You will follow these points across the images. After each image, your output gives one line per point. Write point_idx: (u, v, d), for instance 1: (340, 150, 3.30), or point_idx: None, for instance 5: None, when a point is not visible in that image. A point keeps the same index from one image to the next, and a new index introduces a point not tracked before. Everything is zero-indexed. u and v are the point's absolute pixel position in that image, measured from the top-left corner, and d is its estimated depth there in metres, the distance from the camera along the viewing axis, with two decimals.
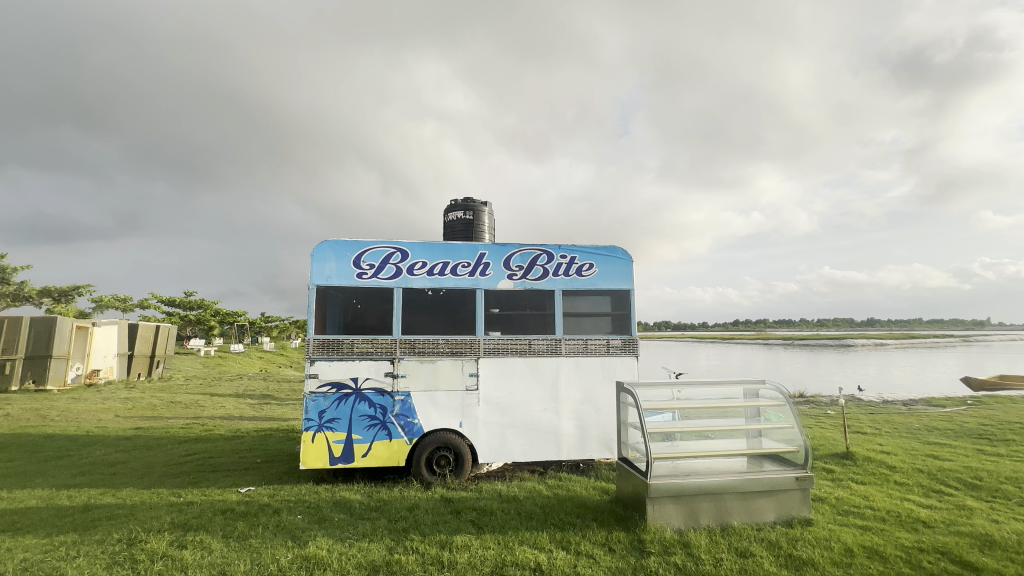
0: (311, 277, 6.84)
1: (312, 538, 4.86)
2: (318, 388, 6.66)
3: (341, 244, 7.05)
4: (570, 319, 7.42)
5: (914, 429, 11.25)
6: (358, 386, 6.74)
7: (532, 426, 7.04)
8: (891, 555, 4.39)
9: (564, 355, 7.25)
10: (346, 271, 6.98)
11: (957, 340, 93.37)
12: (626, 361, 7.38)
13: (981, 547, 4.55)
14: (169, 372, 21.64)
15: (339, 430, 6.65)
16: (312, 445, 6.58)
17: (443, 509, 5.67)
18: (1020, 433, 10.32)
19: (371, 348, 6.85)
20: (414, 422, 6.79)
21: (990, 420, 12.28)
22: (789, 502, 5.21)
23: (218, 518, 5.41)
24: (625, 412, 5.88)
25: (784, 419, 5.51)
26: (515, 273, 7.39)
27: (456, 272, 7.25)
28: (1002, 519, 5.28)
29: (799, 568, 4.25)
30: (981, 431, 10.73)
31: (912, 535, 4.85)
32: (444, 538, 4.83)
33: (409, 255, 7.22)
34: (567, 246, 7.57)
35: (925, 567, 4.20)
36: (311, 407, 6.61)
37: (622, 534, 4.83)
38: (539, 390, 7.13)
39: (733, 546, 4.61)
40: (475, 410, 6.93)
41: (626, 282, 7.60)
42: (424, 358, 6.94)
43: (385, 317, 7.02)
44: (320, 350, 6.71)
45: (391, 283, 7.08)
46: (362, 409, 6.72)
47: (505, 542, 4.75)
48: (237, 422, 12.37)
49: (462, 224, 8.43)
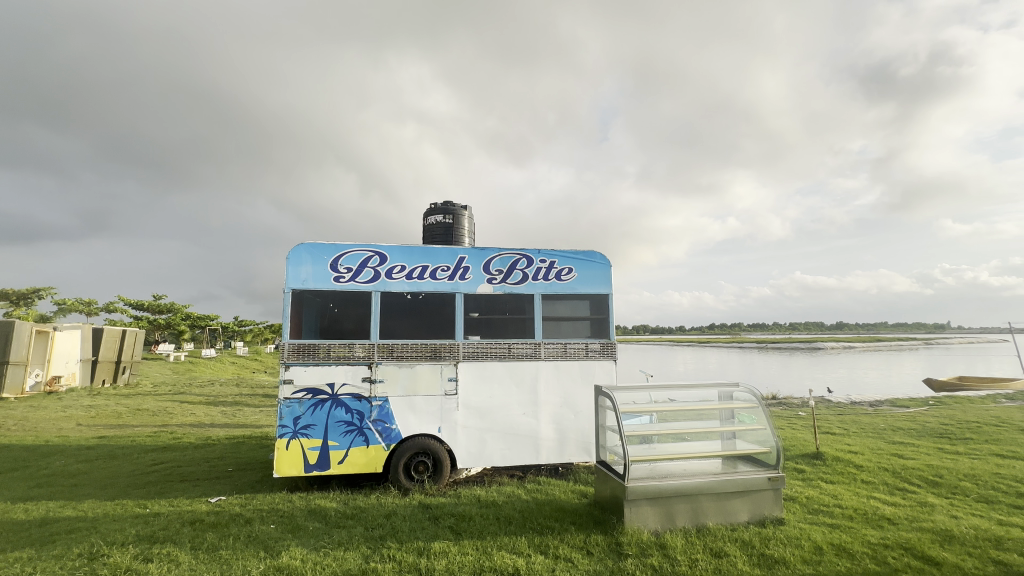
0: (286, 280, 6.69)
1: (286, 548, 4.75)
2: (293, 394, 6.52)
3: (318, 247, 6.93)
4: (549, 323, 7.47)
5: (880, 429, 11.68)
6: (334, 392, 6.62)
7: (511, 430, 7.03)
8: (858, 551, 4.54)
9: (543, 359, 7.27)
10: (323, 274, 6.86)
11: (921, 343, 97.55)
12: (604, 365, 7.46)
13: (942, 543, 4.73)
14: (136, 378, 20.82)
15: (315, 436, 6.52)
16: (286, 452, 6.45)
17: (421, 516, 5.61)
18: (977, 432, 10.81)
19: (349, 353, 6.75)
20: (392, 428, 6.70)
21: (951, 420, 12.81)
22: (761, 502, 5.33)
23: (186, 529, 5.22)
24: (605, 416, 5.91)
25: (757, 421, 5.65)
26: (495, 277, 7.40)
27: (435, 276, 7.21)
28: (960, 515, 5.50)
29: (771, 567, 4.35)
30: (942, 430, 11.17)
31: (878, 531, 5.02)
32: (422, 545, 4.77)
33: (389, 259, 7.14)
34: (547, 251, 7.60)
35: (891, 563, 4.33)
36: (286, 413, 6.47)
37: (600, 537, 4.87)
38: (519, 394, 7.13)
39: (708, 546, 4.69)
40: (454, 415, 6.89)
41: (605, 287, 7.69)
42: (402, 363, 6.87)
43: (363, 321, 6.94)
44: (295, 355, 6.56)
45: (368, 287, 6.99)
46: (338, 415, 6.60)
47: (483, 548, 4.71)
48: (207, 429, 12.02)
49: (442, 227, 8.40)
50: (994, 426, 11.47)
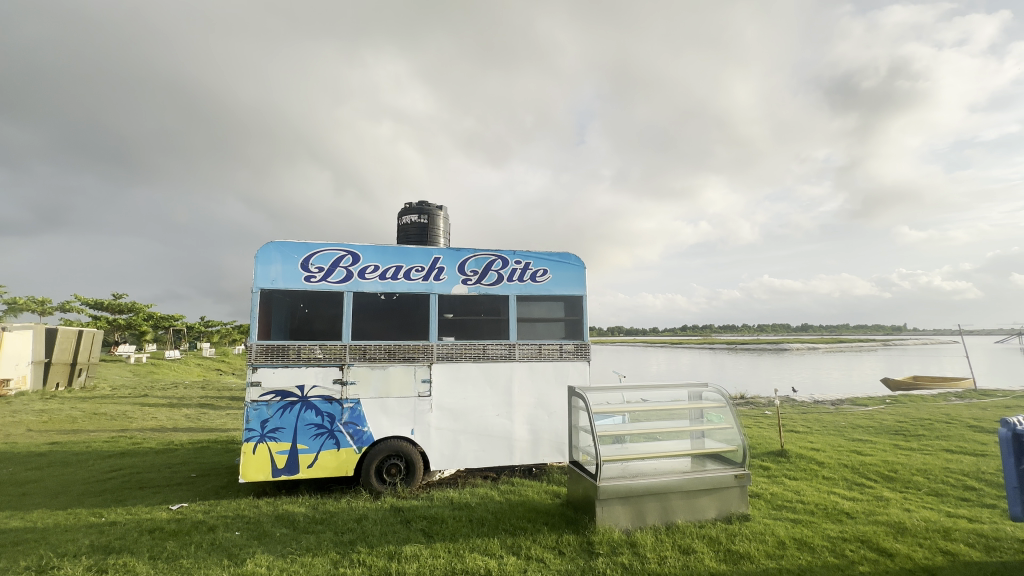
0: (254, 279, 6.51)
1: (251, 555, 4.62)
2: (261, 396, 6.34)
3: (288, 246, 6.76)
4: (523, 324, 7.49)
5: (840, 427, 12.17)
6: (303, 394, 6.47)
7: (485, 431, 7.02)
8: (818, 545, 4.71)
9: (517, 360, 7.29)
10: (293, 274, 6.71)
11: (879, 344, 102.15)
12: (578, 366, 7.53)
13: (895, 534, 4.95)
14: (93, 381, 19.87)
15: (283, 440, 6.36)
16: (253, 456, 6.27)
17: (393, 519, 5.54)
18: (929, 429, 11.38)
19: (320, 354, 6.61)
20: (363, 430, 6.59)
21: (905, 418, 13.44)
22: (728, 499, 5.48)
23: (144, 538, 5.01)
24: (578, 416, 5.95)
25: (725, 420, 5.80)
26: (470, 278, 7.38)
27: (409, 276, 7.14)
28: (913, 508, 5.78)
29: (736, 561, 4.47)
30: (897, 428, 11.72)
31: (837, 525, 5.23)
32: (392, 549, 4.71)
33: (362, 258, 7.03)
34: (522, 252, 7.62)
35: (848, 555, 4.52)
36: (253, 416, 6.29)
37: (572, 537, 4.91)
38: (493, 395, 7.12)
39: (677, 544, 4.78)
40: (428, 416, 6.83)
41: (579, 288, 7.77)
42: (374, 364, 6.77)
43: (335, 322, 6.81)
44: (264, 356, 6.38)
45: (340, 287, 6.87)
46: (308, 418, 6.45)
47: (455, 550, 4.69)
48: (169, 434, 11.55)
49: (417, 227, 8.33)
50: (945, 423, 12.11)
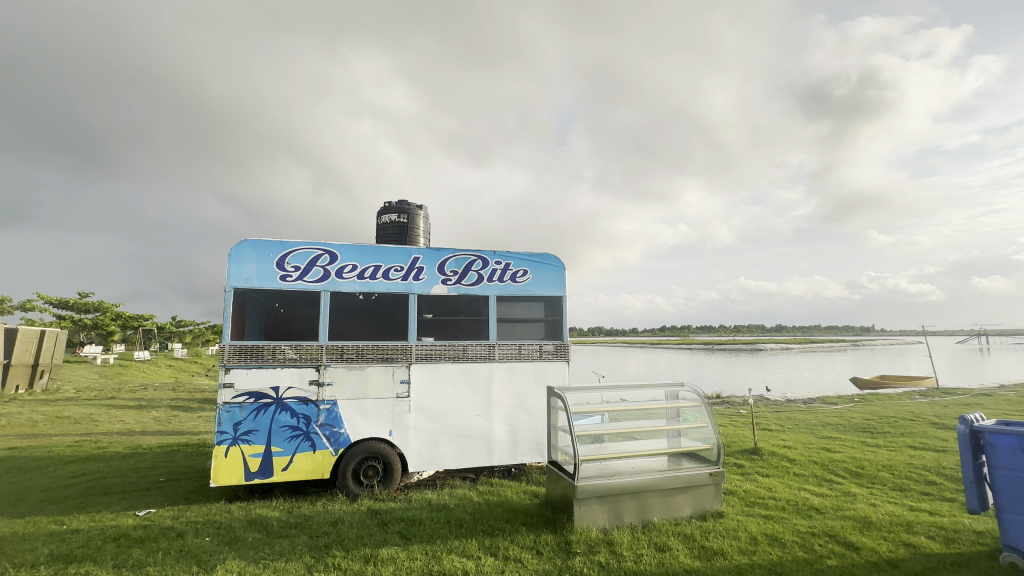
0: (227, 278, 6.34)
1: (222, 561, 4.50)
2: (233, 398, 6.18)
3: (263, 244, 6.61)
4: (503, 324, 7.49)
5: (811, 425, 12.51)
6: (278, 395, 6.34)
7: (464, 432, 6.99)
8: (788, 540, 4.84)
9: (497, 360, 7.28)
10: (268, 273, 6.56)
11: (849, 345, 105.54)
12: (557, 366, 7.57)
13: (861, 529, 5.12)
14: (56, 384, 19.07)
15: (257, 442, 6.22)
16: (225, 460, 6.11)
17: (370, 522, 5.47)
18: (895, 426, 11.80)
19: (295, 355, 6.48)
20: (340, 432, 6.49)
21: (872, 415, 13.91)
22: (703, 497, 5.57)
23: (108, 546, 4.83)
24: (556, 416, 5.97)
25: (700, 419, 5.90)
26: (450, 278, 7.35)
27: (388, 276, 7.07)
28: (878, 503, 5.99)
29: (710, 558, 4.55)
30: (864, 425, 12.11)
31: (807, 521, 5.37)
32: (369, 552, 4.65)
33: (340, 258, 6.93)
34: (502, 252, 7.62)
35: (817, 550, 4.65)
36: (225, 419, 6.13)
37: (550, 536, 4.93)
38: (472, 396, 7.10)
39: (653, 541, 4.85)
40: (406, 417, 6.77)
41: (559, 289, 7.81)
42: (352, 365, 6.68)
43: (311, 322, 6.69)
44: (237, 357, 6.23)
45: (317, 286, 6.75)
46: (283, 420, 6.32)
47: (432, 552, 4.65)
48: (137, 437, 11.16)
49: (396, 227, 8.25)
50: (909, 421, 12.56)
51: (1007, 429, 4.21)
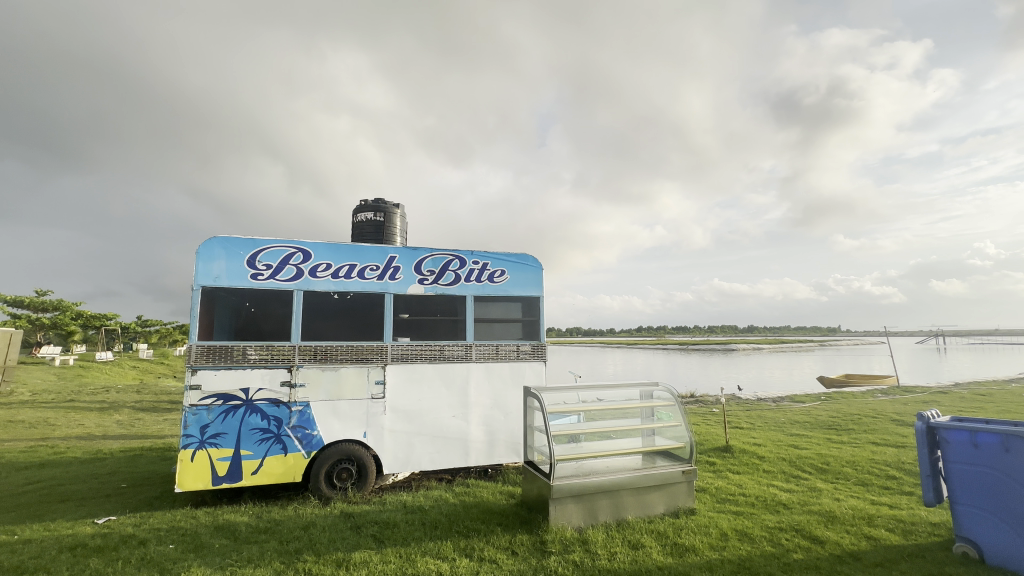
0: (194, 276, 6.13)
1: (187, 569, 4.35)
2: (201, 400, 5.98)
3: (233, 242, 6.42)
4: (481, 324, 7.47)
5: (780, 423, 12.87)
6: (248, 397, 6.17)
7: (440, 433, 6.94)
8: (757, 535, 4.96)
9: (474, 361, 7.25)
10: (238, 271, 6.37)
11: (816, 345, 109.19)
12: (534, 366, 7.59)
13: (826, 523, 5.29)
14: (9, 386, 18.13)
15: (225, 446, 6.03)
16: (191, 464, 5.91)
17: (343, 525, 5.37)
18: (859, 423, 12.24)
19: (267, 356, 6.32)
20: (313, 434, 6.36)
21: (838, 413, 14.39)
22: (676, 494, 5.67)
23: (64, 556, 4.61)
24: (533, 416, 5.97)
25: (674, 418, 5.99)
26: (427, 278, 7.28)
27: (364, 275, 6.96)
28: (842, 497, 6.21)
29: (682, 554, 4.63)
30: (830, 423, 12.53)
31: (775, 516, 5.52)
32: (341, 556, 4.56)
33: (314, 256, 6.79)
34: (480, 252, 7.60)
35: (784, 544, 4.79)
36: (192, 421, 5.93)
37: (525, 536, 4.93)
38: (449, 397, 7.05)
39: (626, 539, 4.90)
40: (381, 419, 6.67)
41: (536, 290, 7.83)
42: (326, 365, 6.54)
43: (283, 322, 6.53)
44: (205, 358, 6.04)
45: (290, 285, 6.60)
46: (253, 422, 6.15)
47: (407, 554, 4.60)
48: (97, 442, 10.69)
49: (372, 225, 8.13)
50: (872, 418, 13.06)
51: (961, 426, 4.43)
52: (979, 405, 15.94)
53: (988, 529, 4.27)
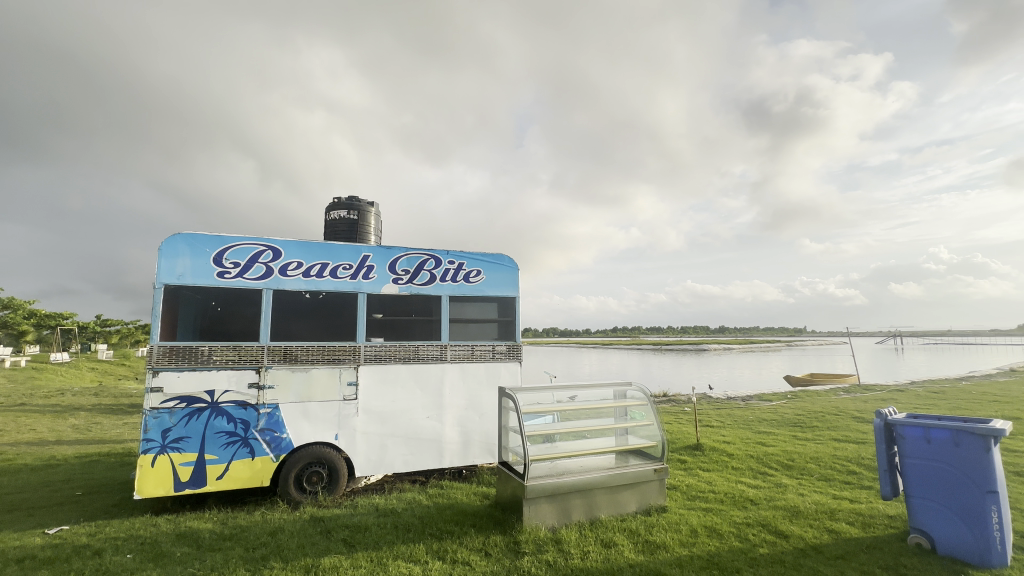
0: (156, 274, 5.89)
1: None
2: (162, 403, 5.75)
3: (199, 238, 6.20)
4: (456, 325, 7.42)
5: (749, 420, 13.23)
6: (214, 400, 5.96)
7: (414, 435, 6.85)
8: (725, 531, 5.08)
9: (449, 361, 7.20)
10: (203, 269, 6.15)
11: (784, 345, 112.86)
12: (510, 366, 7.59)
13: (791, 517, 5.46)
14: None
15: (188, 450, 5.81)
16: (152, 470, 5.68)
17: (312, 530, 5.25)
18: (822, 421, 12.69)
19: (234, 357, 6.12)
20: (282, 437, 6.19)
21: (803, 410, 14.89)
22: (648, 492, 5.75)
23: (10, 569, 4.36)
24: (508, 416, 5.96)
25: (647, 417, 6.08)
26: (401, 277, 7.19)
27: (336, 274, 6.83)
28: (806, 492, 6.42)
29: (653, 551, 4.70)
30: (796, 420, 12.95)
31: (742, 512, 5.66)
32: (310, 562, 4.45)
33: (284, 254, 6.61)
34: (456, 252, 7.55)
35: (751, 539, 4.92)
36: (152, 425, 5.69)
37: (499, 537, 4.92)
38: (423, 398, 6.98)
39: (599, 538, 4.95)
40: (353, 421, 6.55)
41: (512, 290, 7.84)
42: (296, 366, 6.38)
43: (251, 322, 6.33)
44: (167, 359, 5.81)
45: (259, 284, 6.41)
46: (218, 425, 5.94)
47: (378, 558, 4.52)
48: (49, 448, 10.14)
49: (346, 223, 7.97)
50: (834, 415, 13.56)
51: (915, 422, 4.63)
52: (932, 402, 16.76)
53: (939, 520, 4.49)
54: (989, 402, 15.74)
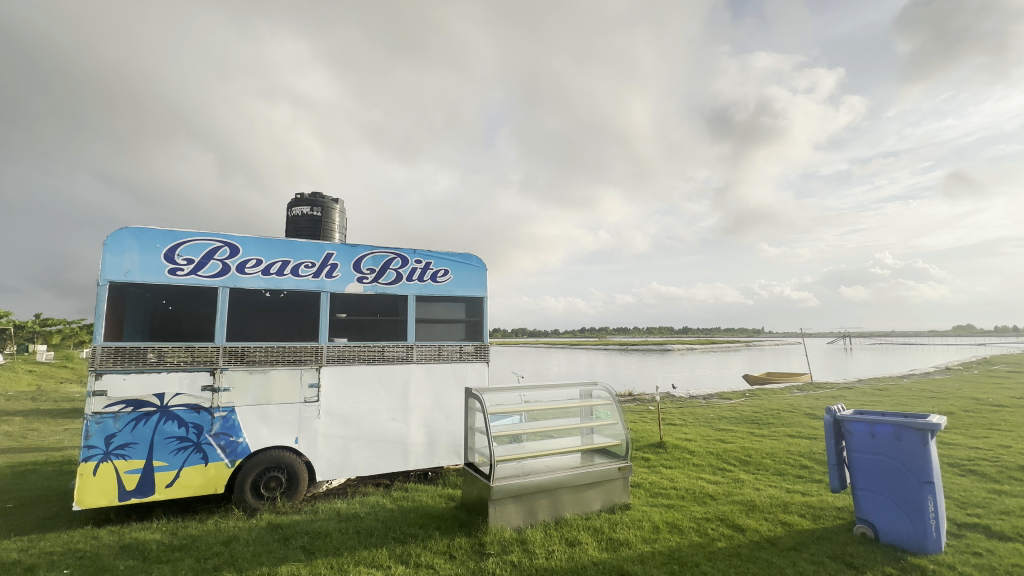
0: (101, 270, 5.54)
1: None
2: (106, 408, 5.41)
3: (148, 233, 5.87)
4: (422, 325, 7.33)
5: (709, 418, 13.64)
6: (163, 403, 5.66)
7: (378, 437, 6.71)
8: (685, 527, 5.21)
9: (415, 362, 7.09)
10: (153, 266, 5.82)
11: (743, 345, 117.26)
12: (477, 367, 7.55)
13: (747, 511, 5.66)
14: None
15: (135, 457, 5.49)
16: (94, 479, 5.33)
17: (269, 538, 5.06)
18: (778, 418, 13.23)
19: (186, 358, 5.83)
20: (238, 441, 5.94)
21: (760, 408, 15.46)
22: (612, 490, 5.84)
23: None
24: (474, 417, 5.91)
25: (612, 416, 6.18)
26: (366, 276, 7.03)
27: (298, 272, 6.61)
28: (761, 487, 6.68)
29: (616, 548, 4.77)
30: (753, 418, 13.45)
31: (702, 507, 5.83)
32: (266, 571, 4.28)
33: (242, 251, 6.35)
34: (423, 251, 7.45)
35: (709, 533, 5.06)
36: (95, 432, 5.34)
37: (464, 539, 4.87)
38: (388, 399, 6.85)
39: (564, 537, 4.98)
40: (314, 423, 6.36)
41: (480, 290, 7.81)
42: (253, 368, 6.14)
43: (206, 321, 6.04)
44: (112, 361, 5.47)
45: (214, 282, 6.12)
46: (168, 430, 5.65)
47: (338, 565, 4.40)
48: None
49: (309, 220, 7.73)
50: (789, 412, 14.17)
51: (861, 418, 4.88)
52: (875, 399, 17.82)
53: (882, 510, 4.75)
54: (927, 399, 16.79)
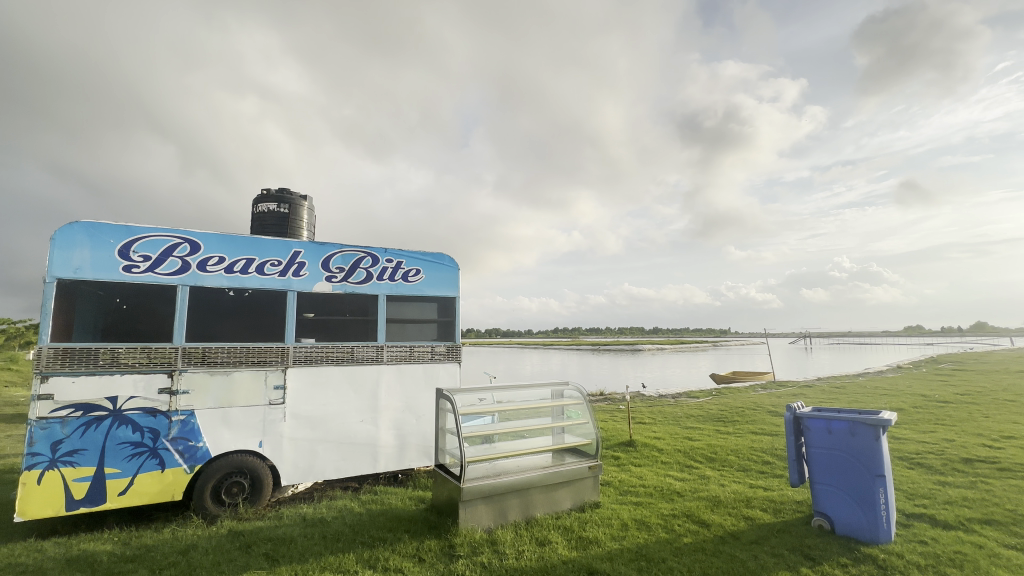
0: (47, 266, 5.18)
1: None
2: (52, 412, 5.09)
3: (101, 228, 5.55)
4: (393, 325, 7.22)
5: (677, 417, 13.94)
6: (116, 407, 5.38)
7: (347, 439, 6.57)
8: (653, 523, 5.31)
9: (385, 363, 6.99)
10: (106, 262, 5.52)
11: (710, 345, 120.57)
12: (449, 367, 7.49)
13: (712, 507, 5.81)
14: None
15: (84, 464, 5.20)
16: (38, 488, 5.01)
17: (230, 545, 4.88)
18: (742, 415, 13.63)
19: (142, 359, 5.56)
20: (198, 446, 5.70)
21: (726, 407, 15.88)
22: (583, 489, 5.89)
23: None
24: (445, 418, 5.86)
25: (583, 416, 6.24)
26: (335, 275, 6.88)
27: (263, 271, 6.41)
28: (726, 483, 6.87)
29: (586, 547, 4.81)
30: (719, 416, 13.82)
31: (669, 504, 5.95)
32: None
33: (203, 248, 6.10)
34: (394, 250, 7.35)
35: (676, 530, 5.17)
36: (39, 438, 5.02)
37: (433, 542, 4.82)
38: (357, 401, 6.71)
39: (534, 536, 4.99)
40: (280, 426, 6.17)
41: (452, 290, 7.76)
42: (215, 370, 5.92)
43: (164, 321, 5.79)
44: (60, 362, 5.15)
45: (173, 280, 5.87)
46: (121, 436, 5.37)
47: (303, 572, 4.28)
48: None
49: (275, 217, 7.50)
50: (753, 410, 14.63)
51: (819, 414, 5.08)
52: (833, 396, 18.59)
53: (838, 503, 4.95)
54: (882, 396, 17.45)
